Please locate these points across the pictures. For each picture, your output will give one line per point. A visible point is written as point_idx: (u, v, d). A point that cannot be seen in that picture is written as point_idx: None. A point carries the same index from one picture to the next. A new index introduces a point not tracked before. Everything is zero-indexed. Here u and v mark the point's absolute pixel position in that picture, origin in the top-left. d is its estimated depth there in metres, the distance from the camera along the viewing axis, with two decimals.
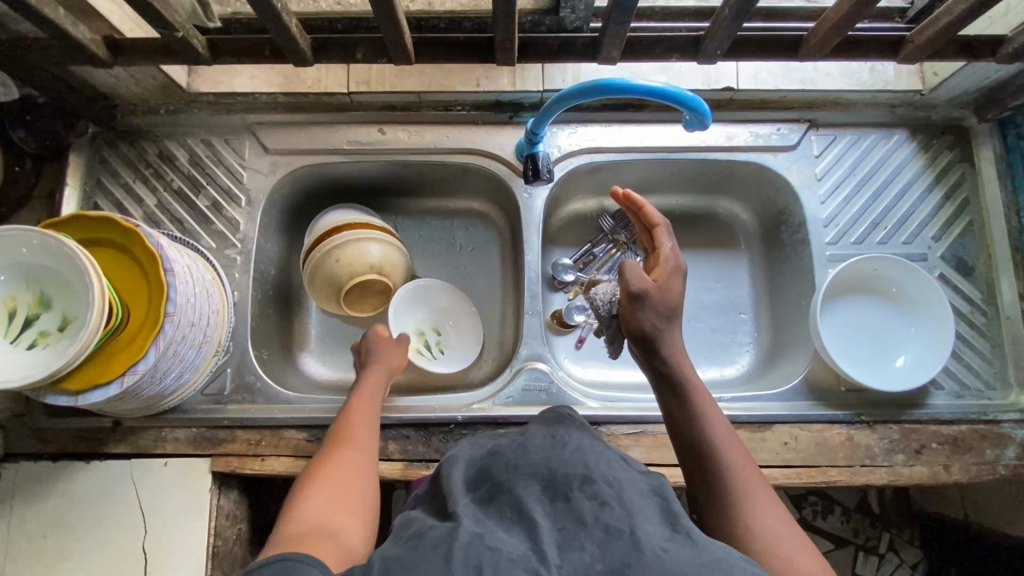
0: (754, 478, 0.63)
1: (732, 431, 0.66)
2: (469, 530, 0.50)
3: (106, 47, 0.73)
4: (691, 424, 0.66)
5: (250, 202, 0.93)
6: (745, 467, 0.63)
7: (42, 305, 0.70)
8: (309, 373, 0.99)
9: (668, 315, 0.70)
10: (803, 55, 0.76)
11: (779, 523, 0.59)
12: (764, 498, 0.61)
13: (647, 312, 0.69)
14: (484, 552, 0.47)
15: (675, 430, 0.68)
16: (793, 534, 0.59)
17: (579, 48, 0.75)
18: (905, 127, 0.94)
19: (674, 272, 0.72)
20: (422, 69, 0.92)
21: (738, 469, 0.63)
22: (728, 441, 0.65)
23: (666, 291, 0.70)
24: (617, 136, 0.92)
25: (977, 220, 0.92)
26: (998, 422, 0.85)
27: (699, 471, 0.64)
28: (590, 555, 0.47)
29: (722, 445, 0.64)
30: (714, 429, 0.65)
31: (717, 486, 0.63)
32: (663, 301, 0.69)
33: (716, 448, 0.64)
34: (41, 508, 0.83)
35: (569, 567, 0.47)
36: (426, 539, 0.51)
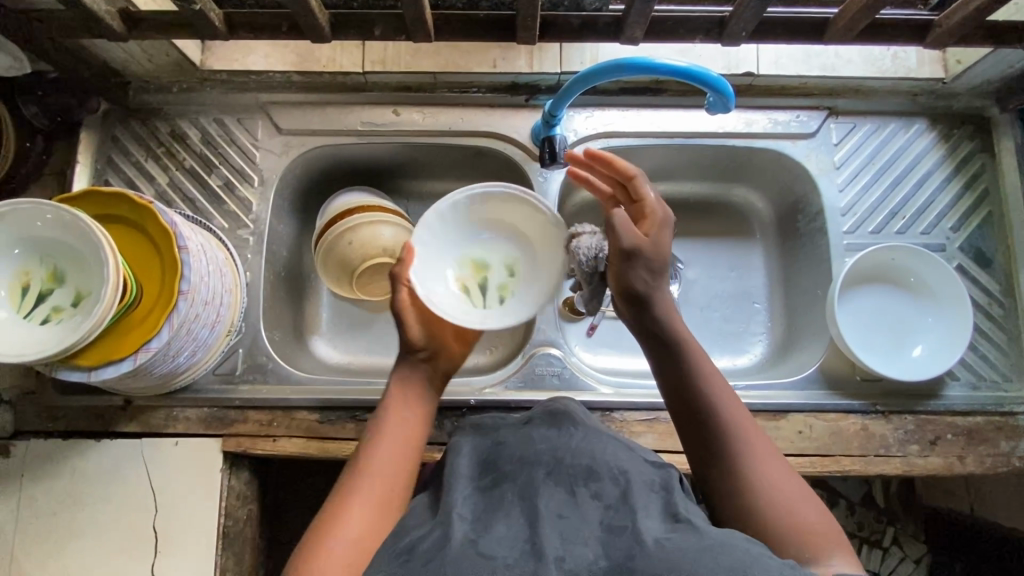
0: (756, 438, 0.60)
1: (734, 395, 0.62)
2: (461, 537, 0.50)
3: (122, 19, 0.72)
4: (687, 387, 0.62)
5: (263, 182, 0.92)
6: (747, 427, 0.60)
7: (56, 279, 0.70)
8: (319, 355, 0.98)
9: (657, 272, 0.64)
10: (828, 38, 0.75)
11: (793, 490, 0.57)
12: (768, 458, 0.58)
13: (639, 271, 0.63)
14: (477, 561, 0.47)
15: (668, 394, 0.63)
16: (802, 494, 0.56)
17: (601, 27, 0.74)
18: (926, 116, 0.93)
19: (666, 225, 0.65)
20: (439, 49, 0.91)
21: (740, 431, 0.60)
22: (726, 401, 0.61)
23: (657, 246, 0.63)
24: (635, 121, 0.91)
25: (997, 211, 0.91)
26: (1013, 415, 0.85)
27: (699, 438, 0.61)
28: (593, 551, 0.48)
29: (720, 407, 0.61)
30: (711, 391, 0.61)
31: (719, 451, 0.59)
32: (655, 257, 0.63)
33: (714, 412, 0.60)
34: (52, 485, 0.82)
35: (573, 559, 0.47)
36: (417, 553, 0.49)
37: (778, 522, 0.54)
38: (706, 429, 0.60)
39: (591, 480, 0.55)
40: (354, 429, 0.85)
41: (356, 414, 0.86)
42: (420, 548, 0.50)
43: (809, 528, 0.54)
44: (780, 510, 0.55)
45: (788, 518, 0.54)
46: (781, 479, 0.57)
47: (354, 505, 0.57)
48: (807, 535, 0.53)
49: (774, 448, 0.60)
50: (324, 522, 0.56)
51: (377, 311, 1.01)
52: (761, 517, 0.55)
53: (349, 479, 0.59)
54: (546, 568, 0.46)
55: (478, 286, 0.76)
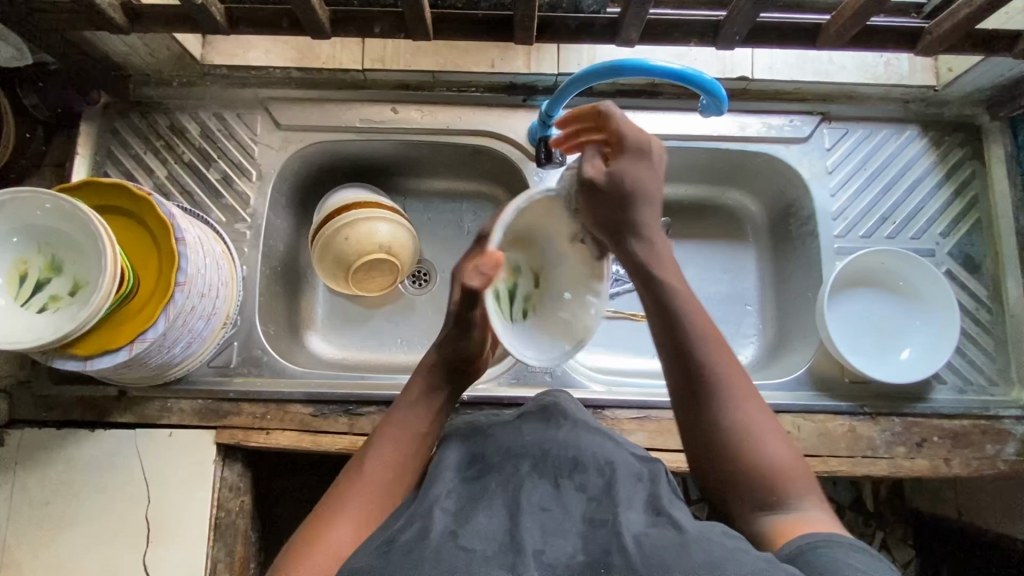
0: (737, 377, 0.61)
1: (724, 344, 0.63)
2: (442, 530, 0.50)
3: (123, 12, 0.73)
4: (676, 325, 0.62)
5: (261, 177, 0.93)
6: (729, 367, 0.61)
7: (53, 269, 0.70)
8: (315, 350, 0.99)
9: (630, 204, 0.62)
10: (820, 43, 0.76)
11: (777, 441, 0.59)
12: (758, 409, 0.60)
13: (603, 206, 0.62)
14: (455, 554, 0.47)
15: (657, 332, 0.63)
16: (776, 433, 0.59)
17: (597, 29, 0.75)
18: (918, 123, 0.95)
19: (636, 155, 0.63)
20: (437, 49, 0.92)
21: (724, 371, 0.60)
22: (716, 346, 0.62)
23: (631, 184, 0.62)
24: (631, 123, 0.92)
25: (986, 218, 0.92)
26: (999, 418, 0.86)
27: (687, 376, 0.61)
28: (572, 545, 0.49)
29: (705, 347, 0.61)
30: (698, 330, 0.62)
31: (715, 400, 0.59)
32: (626, 192, 0.62)
33: (700, 351, 0.61)
34: (45, 474, 0.83)
35: (552, 552, 0.48)
36: (398, 544, 0.49)
37: (753, 463, 0.57)
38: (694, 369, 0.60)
39: (576, 472, 0.56)
40: (347, 423, 0.86)
41: (349, 408, 0.87)
42: (400, 539, 0.50)
43: (780, 466, 0.57)
44: (755, 452, 0.58)
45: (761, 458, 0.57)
46: (758, 417, 0.59)
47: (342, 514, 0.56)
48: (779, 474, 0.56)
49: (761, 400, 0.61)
50: (314, 524, 0.56)
51: (373, 307, 1.02)
52: (738, 457, 0.58)
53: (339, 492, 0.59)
54: (526, 561, 0.47)
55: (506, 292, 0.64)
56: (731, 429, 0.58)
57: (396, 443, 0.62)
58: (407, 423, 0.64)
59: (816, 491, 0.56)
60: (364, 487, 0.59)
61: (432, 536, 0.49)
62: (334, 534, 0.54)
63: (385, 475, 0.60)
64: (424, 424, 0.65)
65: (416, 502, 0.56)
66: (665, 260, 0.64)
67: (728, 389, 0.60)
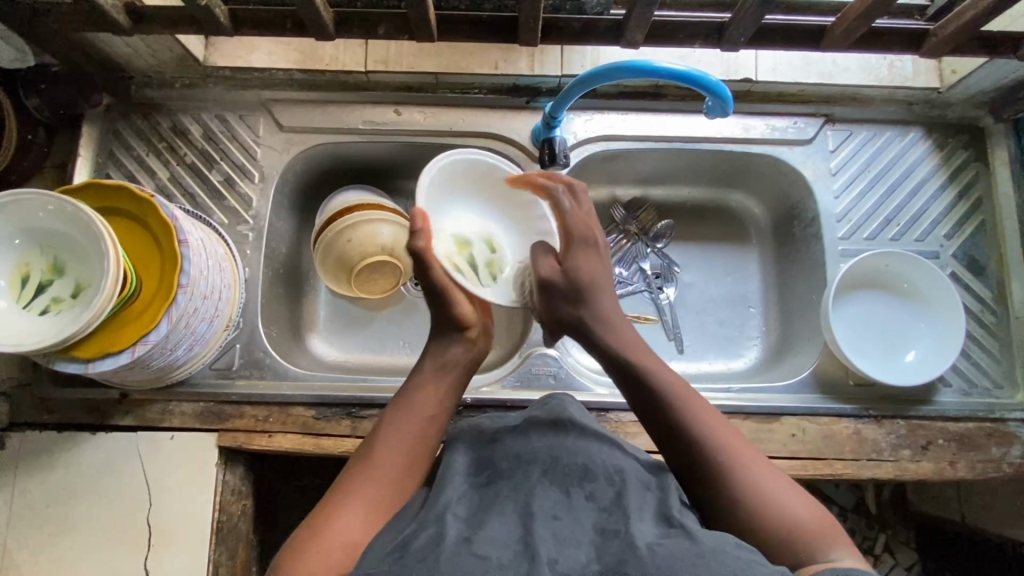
0: (734, 443, 0.60)
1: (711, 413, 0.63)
2: (455, 537, 0.49)
3: (127, 14, 0.72)
4: (659, 406, 0.63)
5: (263, 178, 0.92)
6: (723, 433, 0.61)
7: (55, 271, 0.70)
8: (317, 353, 0.98)
9: (578, 298, 0.67)
10: (826, 45, 0.76)
11: (789, 496, 0.57)
12: (757, 467, 0.59)
13: (560, 302, 0.67)
14: (472, 562, 0.46)
15: (647, 420, 0.64)
16: (791, 491, 0.57)
17: (602, 31, 0.75)
18: (921, 125, 0.94)
19: (583, 245, 0.67)
20: (440, 50, 0.92)
21: (717, 439, 0.60)
22: (700, 416, 0.62)
23: (574, 278, 0.66)
24: (634, 125, 0.92)
25: (990, 220, 0.92)
26: (1004, 421, 0.86)
27: (680, 459, 0.61)
28: (585, 554, 0.49)
29: (696, 419, 0.61)
30: (684, 403, 0.63)
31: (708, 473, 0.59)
32: (572, 286, 0.66)
33: (690, 425, 0.61)
34: (46, 477, 0.82)
35: (565, 561, 0.48)
36: (411, 550, 0.49)
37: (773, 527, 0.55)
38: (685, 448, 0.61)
39: (587, 481, 0.56)
40: (349, 426, 0.85)
41: (352, 410, 0.86)
42: (413, 545, 0.50)
43: (804, 524, 0.54)
44: (775, 514, 0.55)
45: (782, 518, 0.55)
46: (766, 479, 0.58)
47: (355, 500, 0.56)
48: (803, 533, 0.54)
49: (762, 459, 0.60)
50: (324, 513, 0.56)
51: (376, 309, 1.01)
52: (756, 526, 0.55)
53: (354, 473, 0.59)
54: (541, 570, 0.46)
55: (466, 265, 0.68)
56: (742, 496, 0.57)
57: (406, 427, 0.62)
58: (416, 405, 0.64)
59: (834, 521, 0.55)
60: (375, 475, 0.58)
61: (439, 544, 0.48)
62: (346, 524, 0.54)
63: (395, 461, 0.60)
64: (433, 407, 0.65)
65: (426, 508, 0.55)
66: (641, 348, 0.67)
67: (728, 455, 0.59)
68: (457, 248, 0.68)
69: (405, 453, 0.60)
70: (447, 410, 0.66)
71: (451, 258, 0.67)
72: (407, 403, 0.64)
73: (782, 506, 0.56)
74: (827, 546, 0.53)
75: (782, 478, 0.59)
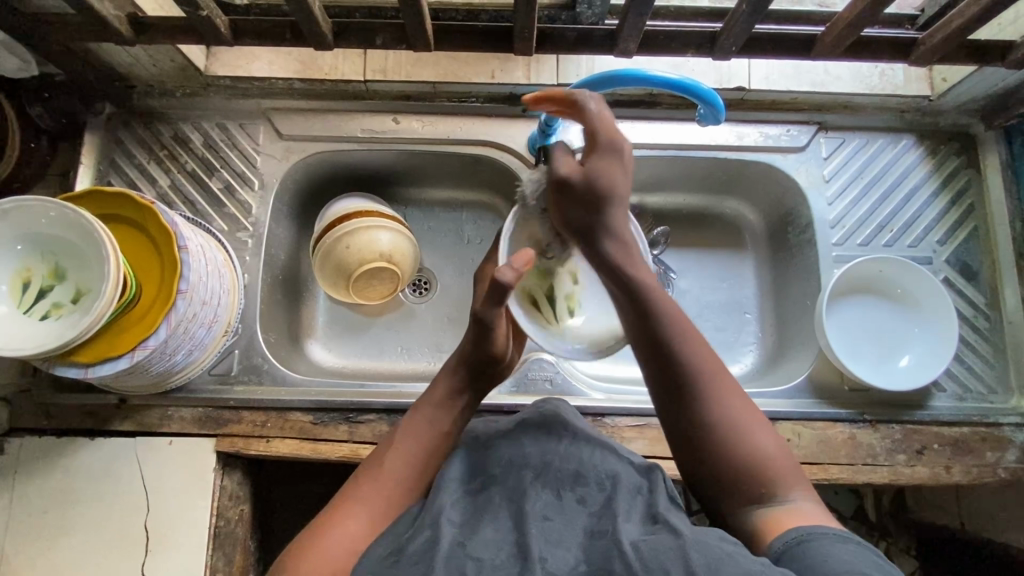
0: (717, 374, 0.61)
1: (705, 348, 0.62)
2: (450, 542, 0.50)
3: (129, 25, 0.74)
4: (657, 334, 0.61)
5: (263, 186, 0.94)
6: (709, 363, 0.61)
7: (56, 276, 0.71)
8: (315, 359, 0.99)
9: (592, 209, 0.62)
10: (816, 53, 0.77)
11: (770, 441, 0.58)
12: (743, 407, 0.59)
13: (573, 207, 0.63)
14: (465, 565, 0.47)
15: (638, 345, 0.62)
16: (761, 428, 0.59)
17: (596, 40, 0.77)
18: (913, 132, 0.96)
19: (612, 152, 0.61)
20: (438, 60, 0.93)
21: (702, 367, 0.60)
22: (696, 353, 0.61)
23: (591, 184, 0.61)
24: (629, 132, 0.93)
25: (982, 226, 0.93)
26: (999, 426, 0.86)
27: (670, 385, 0.60)
28: (574, 556, 0.49)
29: (692, 358, 0.60)
30: (676, 329, 0.61)
31: (699, 410, 0.59)
32: (587, 192, 0.61)
33: (678, 351, 0.60)
34: (45, 482, 0.83)
35: (554, 563, 0.48)
36: (407, 556, 0.50)
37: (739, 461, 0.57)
38: (678, 377, 0.60)
39: (578, 485, 0.56)
40: (347, 431, 0.86)
41: (349, 415, 0.87)
42: (409, 550, 0.50)
43: (768, 460, 0.57)
44: (745, 449, 0.57)
45: (750, 454, 0.57)
46: (741, 412, 0.59)
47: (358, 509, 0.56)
48: (767, 470, 0.56)
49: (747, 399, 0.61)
50: (326, 520, 0.56)
51: (374, 315, 1.02)
52: (725, 457, 0.57)
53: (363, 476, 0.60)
54: (531, 571, 0.47)
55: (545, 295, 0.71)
56: (722, 431, 0.58)
57: (418, 444, 0.61)
58: (431, 423, 0.63)
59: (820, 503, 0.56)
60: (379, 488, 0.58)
61: (432, 547, 0.49)
62: (347, 535, 0.54)
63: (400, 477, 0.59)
64: (446, 425, 0.63)
65: (424, 513, 0.56)
66: (637, 263, 0.63)
67: (708, 387, 0.59)
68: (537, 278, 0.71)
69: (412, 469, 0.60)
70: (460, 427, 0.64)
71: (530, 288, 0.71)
72: (420, 417, 0.63)
73: (752, 444, 0.58)
74: (786, 484, 0.56)
75: (756, 412, 0.60)
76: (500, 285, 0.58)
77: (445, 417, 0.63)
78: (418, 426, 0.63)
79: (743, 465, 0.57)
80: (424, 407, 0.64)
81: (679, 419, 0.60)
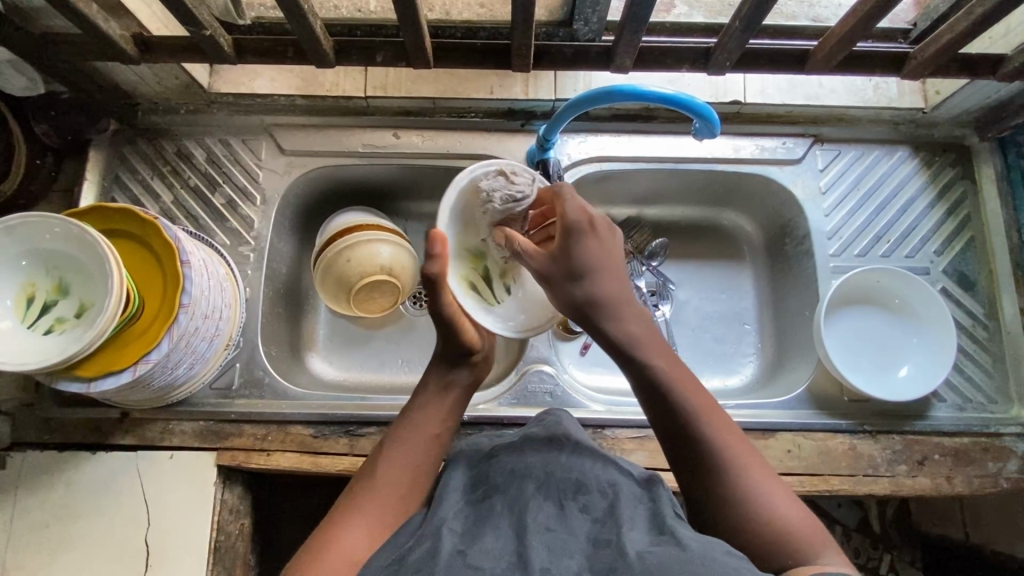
0: (733, 439, 0.61)
1: (725, 421, 0.62)
2: (450, 549, 0.49)
3: (134, 44, 0.75)
4: (666, 399, 0.62)
5: (265, 201, 0.95)
6: (728, 439, 0.60)
7: (60, 291, 0.72)
8: (316, 372, 0.99)
9: (578, 275, 0.63)
10: (809, 68, 0.78)
11: (792, 514, 0.57)
12: (766, 479, 0.59)
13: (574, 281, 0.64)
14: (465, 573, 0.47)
15: (647, 406, 0.63)
16: (777, 482, 0.59)
17: (593, 56, 0.78)
18: (908, 144, 0.96)
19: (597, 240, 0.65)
20: (437, 76, 0.94)
21: (704, 417, 0.61)
22: (710, 423, 0.61)
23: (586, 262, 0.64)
24: (626, 145, 0.94)
25: (979, 236, 0.94)
26: (999, 436, 0.86)
27: (676, 441, 0.61)
28: (578, 564, 0.49)
29: (705, 424, 0.61)
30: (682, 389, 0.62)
31: (707, 469, 0.59)
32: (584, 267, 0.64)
33: (694, 416, 0.61)
34: (46, 497, 0.83)
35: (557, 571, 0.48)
36: (407, 564, 0.49)
37: (760, 521, 0.56)
38: (685, 436, 0.61)
39: (580, 494, 0.55)
40: (347, 444, 0.86)
41: (350, 428, 0.87)
42: (410, 560, 0.49)
43: (784, 528, 0.56)
44: (766, 508, 0.57)
45: (772, 516, 0.57)
46: (756, 469, 0.59)
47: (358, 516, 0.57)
48: (792, 532, 0.56)
49: (771, 471, 0.60)
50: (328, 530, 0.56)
51: (375, 328, 1.03)
52: (745, 521, 0.57)
53: (359, 487, 0.60)
54: None
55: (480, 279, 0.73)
56: (735, 492, 0.58)
57: (411, 446, 0.62)
58: (420, 424, 0.64)
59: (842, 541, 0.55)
60: (378, 499, 0.58)
61: (430, 558, 0.49)
62: (351, 541, 0.55)
63: (399, 482, 0.60)
64: (436, 424, 0.64)
65: (424, 524, 0.55)
66: (648, 337, 0.65)
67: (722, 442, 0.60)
68: (469, 262, 0.73)
69: (413, 466, 0.61)
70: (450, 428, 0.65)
71: (466, 275, 0.72)
72: (408, 424, 0.64)
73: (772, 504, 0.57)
74: (816, 551, 0.55)
75: (779, 487, 0.59)
76: (432, 278, 0.62)
77: (432, 416, 0.65)
78: (408, 432, 0.63)
79: (764, 526, 0.56)
80: (413, 409, 0.65)
81: (691, 471, 0.60)
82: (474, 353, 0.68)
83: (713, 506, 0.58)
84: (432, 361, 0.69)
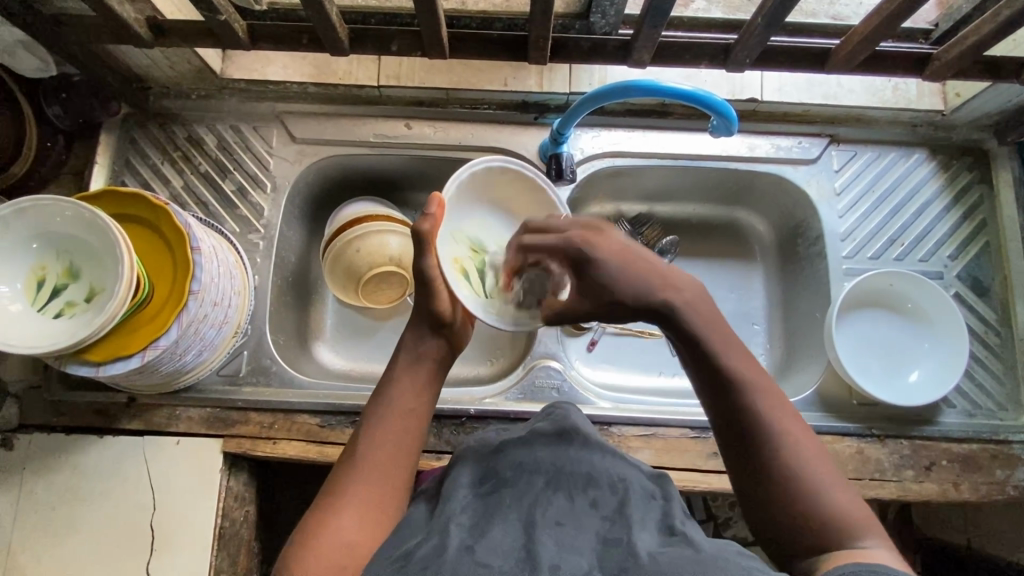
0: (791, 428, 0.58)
1: (786, 408, 0.60)
2: (458, 545, 0.49)
3: (148, 27, 0.75)
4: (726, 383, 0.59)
5: (275, 188, 0.94)
6: (786, 425, 0.58)
7: (70, 275, 0.72)
8: (323, 361, 0.99)
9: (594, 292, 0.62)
10: (830, 67, 0.77)
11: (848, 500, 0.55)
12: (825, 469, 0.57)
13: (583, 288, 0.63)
14: (475, 569, 0.46)
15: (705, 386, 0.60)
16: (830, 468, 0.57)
17: (610, 50, 0.77)
18: (925, 147, 0.95)
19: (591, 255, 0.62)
20: (451, 66, 0.94)
21: (766, 403, 0.59)
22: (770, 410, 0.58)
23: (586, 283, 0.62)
24: (640, 142, 0.93)
25: (994, 241, 0.93)
26: (1008, 443, 0.86)
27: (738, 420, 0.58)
28: (587, 561, 0.48)
29: (765, 409, 0.58)
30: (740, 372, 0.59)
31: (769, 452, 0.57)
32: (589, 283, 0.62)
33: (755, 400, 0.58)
34: (53, 479, 0.83)
35: (567, 566, 0.47)
36: (414, 559, 0.49)
37: (810, 507, 0.55)
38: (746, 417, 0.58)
39: (589, 488, 0.55)
40: None
41: (357, 419, 0.87)
42: (417, 554, 0.49)
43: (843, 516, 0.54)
44: (818, 489, 0.55)
45: (818, 499, 0.55)
46: (811, 456, 0.57)
47: (345, 501, 0.56)
48: (838, 515, 0.54)
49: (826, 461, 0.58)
50: (315, 521, 0.55)
51: (382, 319, 1.02)
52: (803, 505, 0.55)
53: (342, 473, 0.59)
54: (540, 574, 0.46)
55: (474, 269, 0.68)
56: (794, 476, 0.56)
57: (387, 426, 0.61)
58: (395, 403, 0.63)
59: (874, 529, 0.54)
60: (365, 486, 0.58)
61: (437, 554, 0.49)
62: (339, 527, 0.54)
63: (381, 467, 0.59)
64: (411, 401, 0.64)
65: (433, 519, 0.55)
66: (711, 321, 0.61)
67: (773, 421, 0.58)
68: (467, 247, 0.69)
69: (395, 446, 0.61)
70: (428, 403, 0.65)
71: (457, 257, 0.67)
72: (381, 405, 0.63)
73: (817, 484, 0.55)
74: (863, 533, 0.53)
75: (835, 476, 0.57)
76: (421, 235, 0.63)
77: (408, 396, 0.64)
78: (383, 414, 0.62)
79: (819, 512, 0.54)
80: (386, 390, 0.64)
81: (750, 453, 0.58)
82: (448, 326, 0.67)
83: (772, 488, 0.56)
84: (401, 338, 0.68)
